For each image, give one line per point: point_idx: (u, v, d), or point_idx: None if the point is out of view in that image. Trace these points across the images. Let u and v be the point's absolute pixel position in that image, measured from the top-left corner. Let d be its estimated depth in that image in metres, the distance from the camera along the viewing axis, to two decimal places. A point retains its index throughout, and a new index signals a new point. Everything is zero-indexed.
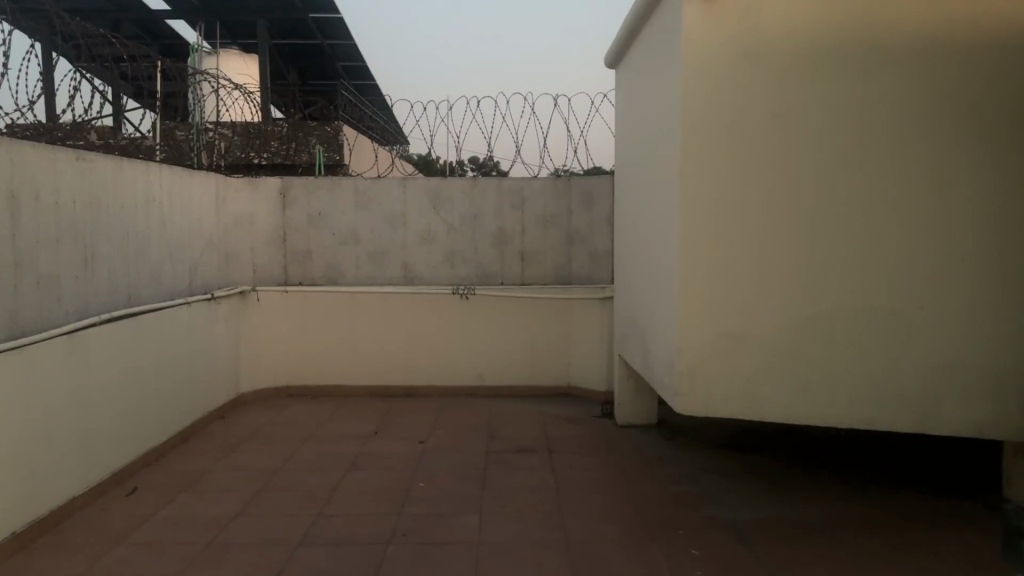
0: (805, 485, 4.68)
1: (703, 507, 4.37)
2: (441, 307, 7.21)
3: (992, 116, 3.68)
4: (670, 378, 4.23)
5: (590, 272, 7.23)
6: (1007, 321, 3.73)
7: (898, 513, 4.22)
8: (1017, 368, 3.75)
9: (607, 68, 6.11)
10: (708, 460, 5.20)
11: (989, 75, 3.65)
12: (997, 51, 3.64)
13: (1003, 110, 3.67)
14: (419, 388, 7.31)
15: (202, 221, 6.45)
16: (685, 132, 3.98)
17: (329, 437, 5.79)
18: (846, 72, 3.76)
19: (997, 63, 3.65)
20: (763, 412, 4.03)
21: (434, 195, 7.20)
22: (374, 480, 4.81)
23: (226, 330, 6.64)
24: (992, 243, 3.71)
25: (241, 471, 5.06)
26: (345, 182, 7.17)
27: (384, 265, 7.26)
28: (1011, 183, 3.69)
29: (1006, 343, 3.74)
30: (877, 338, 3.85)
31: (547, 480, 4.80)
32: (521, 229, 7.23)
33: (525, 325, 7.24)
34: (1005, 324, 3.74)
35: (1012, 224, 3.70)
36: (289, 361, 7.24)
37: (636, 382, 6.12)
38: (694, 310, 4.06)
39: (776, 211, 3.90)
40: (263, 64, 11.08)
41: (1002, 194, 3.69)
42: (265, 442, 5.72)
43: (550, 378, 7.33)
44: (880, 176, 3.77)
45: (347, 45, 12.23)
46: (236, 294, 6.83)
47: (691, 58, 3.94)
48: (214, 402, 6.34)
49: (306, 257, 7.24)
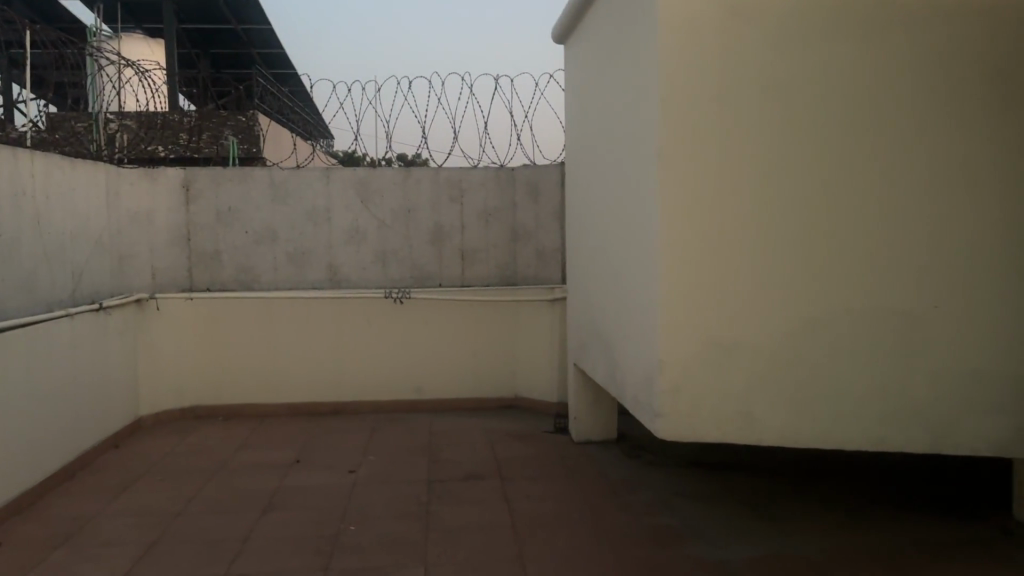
0: (797, 512, 4.13)
1: (685, 543, 3.75)
2: (372, 312, 6.46)
3: (1006, 89, 3.22)
4: (646, 398, 3.57)
5: (538, 272, 6.60)
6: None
7: (908, 544, 3.69)
8: None
9: (555, 43, 5.49)
10: (681, 484, 4.60)
11: (1002, 41, 3.20)
12: (1011, 13, 3.18)
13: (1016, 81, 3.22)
14: (348, 404, 6.54)
15: (89, 218, 5.57)
16: (664, 99, 3.29)
17: (242, 469, 5.01)
18: (844, 38, 3.22)
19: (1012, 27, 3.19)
20: (758, 434, 3.41)
21: (362, 188, 6.45)
22: (294, 525, 4.04)
23: (119, 345, 5.76)
24: (1007, 233, 3.26)
25: (132, 517, 4.24)
26: (258, 173, 6.35)
27: (306, 267, 6.46)
28: None
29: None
30: (888, 341, 3.32)
31: (500, 516, 4.13)
32: (461, 224, 6.54)
33: (465, 331, 6.55)
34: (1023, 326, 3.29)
35: None
36: (198, 378, 6.37)
37: (594, 394, 5.52)
38: (676, 314, 3.37)
39: (769, 197, 3.30)
40: (170, 51, 10.00)
41: (1016, 177, 3.24)
42: (168, 477, 4.90)
43: (495, 389, 6.66)
44: (890, 153, 3.25)
45: (265, 29, 11.14)
46: (132, 302, 5.95)
47: (671, 12, 3.24)
48: (106, 429, 5.47)
49: (214, 259, 6.38)
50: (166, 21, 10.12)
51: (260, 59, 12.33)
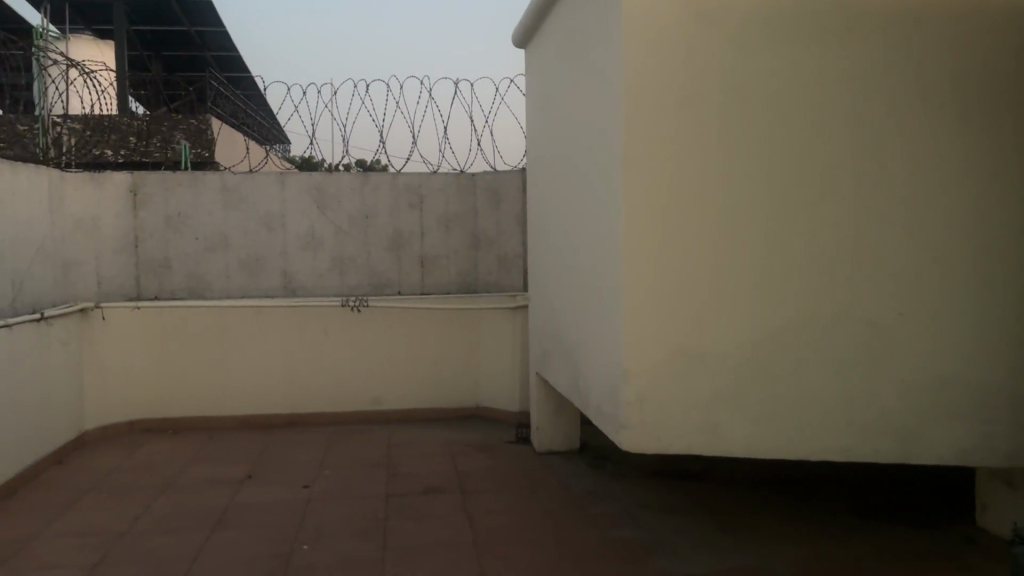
0: (763, 523, 4.07)
1: (650, 557, 3.66)
2: (329, 321, 6.29)
3: (969, 96, 3.20)
4: (611, 409, 3.48)
5: (498, 279, 6.50)
6: (989, 330, 3.27)
7: (876, 556, 3.62)
8: (1001, 382, 3.28)
9: (516, 48, 5.42)
10: (645, 495, 4.52)
11: (966, 47, 3.18)
12: (973, 19, 3.17)
13: (979, 86, 3.20)
14: (303, 416, 6.35)
15: (31, 224, 5.34)
16: (629, 104, 3.21)
17: (192, 485, 4.82)
18: (810, 43, 3.17)
19: (974, 33, 3.18)
20: (724, 446, 3.33)
21: (318, 194, 6.29)
22: (246, 544, 3.87)
23: (63, 355, 5.53)
24: (972, 241, 3.24)
25: (73, 536, 4.04)
26: (210, 178, 6.16)
27: (260, 275, 6.28)
28: (991, 172, 3.23)
29: (989, 355, 3.28)
30: (855, 350, 3.27)
31: (461, 532, 4.00)
32: (420, 231, 6.42)
33: (424, 340, 6.42)
34: (987, 334, 3.27)
35: (992, 221, 3.24)
36: (146, 391, 6.15)
37: (556, 404, 5.42)
38: (641, 324, 3.28)
39: (735, 204, 3.24)
40: (120, 52, 9.72)
41: (980, 183, 3.23)
42: (113, 495, 4.69)
43: (455, 399, 6.53)
44: (857, 160, 3.21)
45: (219, 32, 10.89)
46: (76, 311, 5.72)
47: (635, 15, 3.17)
48: (48, 444, 5.23)
49: (163, 267, 6.17)
50: (115, 23, 9.84)
51: (214, 62, 12.06)
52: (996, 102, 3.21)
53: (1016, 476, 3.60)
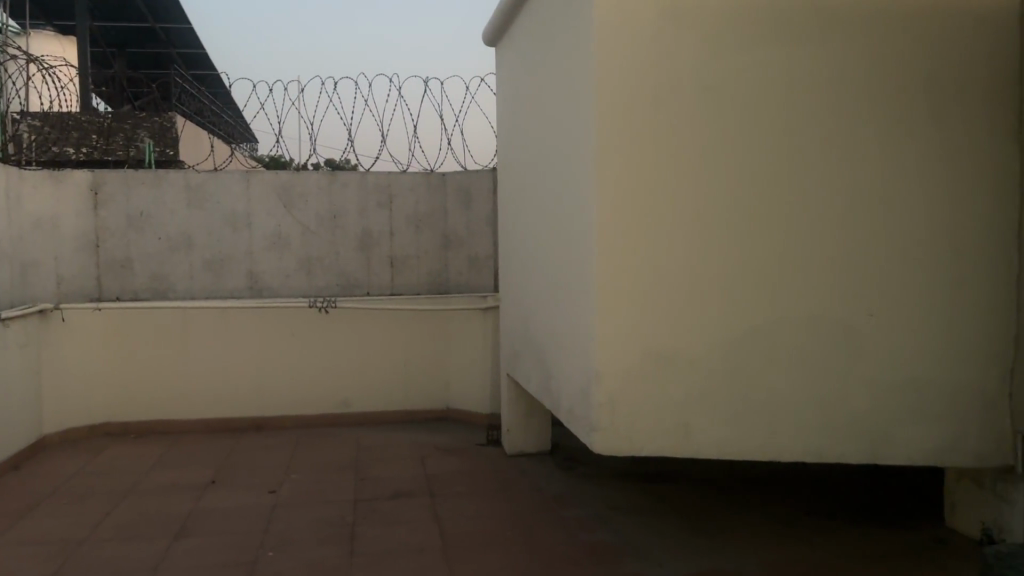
0: (734, 524, 4.06)
1: (621, 559, 3.63)
2: (296, 322, 6.19)
3: (939, 96, 3.21)
4: (583, 411, 3.43)
5: (469, 279, 6.44)
6: (958, 330, 3.28)
7: (847, 555, 3.63)
8: (969, 383, 3.30)
9: (486, 46, 5.37)
10: (617, 497, 4.49)
11: (935, 47, 3.19)
12: (941, 20, 3.18)
13: (948, 88, 3.21)
14: (270, 419, 6.24)
15: None
16: (602, 102, 3.17)
17: (154, 490, 4.70)
18: (783, 42, 3.15)
19: (943, 34, 3.19)
20: (697, 448, 3.31)
21: (285, 192, 6.19)
22: (211, 551, 3.77)
23: (21, 358, 5.37)
24: (941, 241, 3.25)
25: (31, 545, 3.91)
26: (174, 176, 6.04)
27: (226, 275, 6.17)
28: (960, 173, 3.24)
29: (957, 355, 3.29)
30: (828, 351, 3.26)
31: (431, 536, 3.94)
32: (390, 230, 6.34)
33: (393, 341, 6.34)
34: (956, 334, 3.28)
35: (961, 222, 3.25)
36: (108, 394, 6.00)
37: (527, 405, 5.38)
38: (614, 324, 3.25)
39: (708, 203, 3.21)
40: (82, 48, 9.51)
41: (949, 184, 3.24)
42: (72, 501, 4.56)
43: (425, 401, 6.46)
44: (829, 160, 3.20)
45: (184, 28, 10.70)
46: (35, 312, 5.57)
47: (608, 13, 3.13)
48: (5, 449, 5.08)
49: (125, 267, 6.03)
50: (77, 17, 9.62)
51: (178, 59, 11.85)
52: (965, 103, 3.22)
53: (983, 475, 3.62)
